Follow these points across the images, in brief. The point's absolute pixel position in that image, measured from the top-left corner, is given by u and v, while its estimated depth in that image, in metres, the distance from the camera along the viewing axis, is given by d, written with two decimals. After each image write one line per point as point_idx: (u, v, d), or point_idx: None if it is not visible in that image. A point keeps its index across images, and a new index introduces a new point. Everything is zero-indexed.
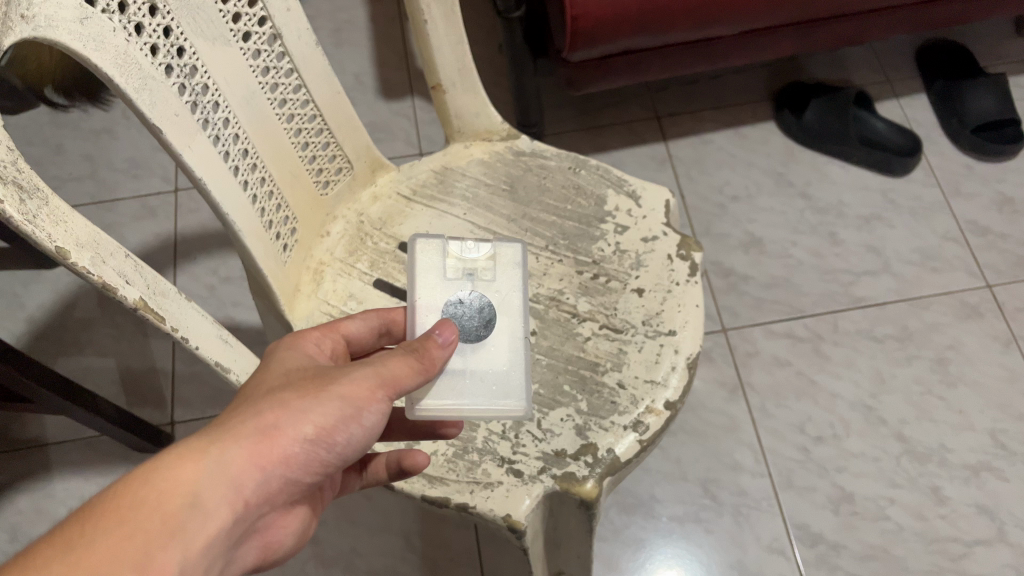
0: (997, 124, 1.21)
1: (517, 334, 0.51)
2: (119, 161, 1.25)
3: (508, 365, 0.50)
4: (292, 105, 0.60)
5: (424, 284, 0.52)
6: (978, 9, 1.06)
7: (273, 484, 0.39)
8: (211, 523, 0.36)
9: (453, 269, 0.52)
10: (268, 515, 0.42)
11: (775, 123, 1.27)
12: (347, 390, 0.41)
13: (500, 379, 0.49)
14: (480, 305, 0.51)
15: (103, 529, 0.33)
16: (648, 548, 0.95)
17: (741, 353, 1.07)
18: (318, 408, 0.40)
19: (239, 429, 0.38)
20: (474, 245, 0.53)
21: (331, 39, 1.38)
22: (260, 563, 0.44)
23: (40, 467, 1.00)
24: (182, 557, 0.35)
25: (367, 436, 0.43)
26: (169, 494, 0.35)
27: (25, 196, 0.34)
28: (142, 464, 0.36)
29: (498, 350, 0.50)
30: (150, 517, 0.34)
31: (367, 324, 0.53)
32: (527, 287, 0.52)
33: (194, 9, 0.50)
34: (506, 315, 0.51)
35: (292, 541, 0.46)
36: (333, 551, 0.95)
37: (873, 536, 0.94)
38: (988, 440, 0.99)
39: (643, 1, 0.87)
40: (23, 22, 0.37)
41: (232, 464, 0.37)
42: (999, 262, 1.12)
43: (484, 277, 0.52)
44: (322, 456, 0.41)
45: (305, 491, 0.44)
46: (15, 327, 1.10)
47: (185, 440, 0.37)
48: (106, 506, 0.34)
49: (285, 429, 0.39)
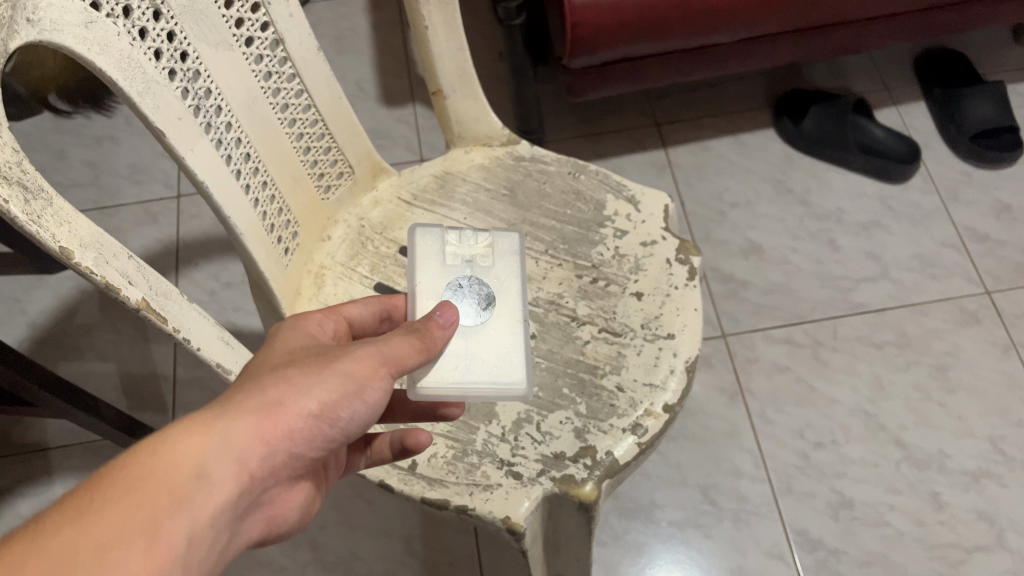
0: (995, 132, 1.22)
1: (516, 317, 0.51)
2: (122, 167, 1.26)
3: (509, 348, 0.50)
4: (294, 110, 0.61)
5: (424, 270, 0.52)
6: (975, 17, 1.07)
7: (278, 458, 0.40)
8: (217, 495, 0.37)
9: (452, 255, 0.53)
10: (274, 489, 0.42)
11: (774, 130, 1.27)
12: (350, 367, 0.41)
13: (501, 360, 0.49)
14: (479, 290, 0.51)
15: (110, 499, 0.33)
16: (648, 553, 0.95)
17: (740, 358, 1.07)
18: (321, 384, 0.40)
19: (243, 403, 0.39)
20: (472, 233, 0.53)
21: (333, 46, 1.39)
22: (267, 537, 0.45)
23: (40, 472, 1.00)
24: (189, 527, 0.35)
25: (371, 413, 0.43)
26: (174, 466, 0.36)
27: (29, 197, 0.35)
28: (150, 436, 0.37)
29: (498, 333, 0.50)
30: (156, 488, 0.35)
31: (369, 309, 0.53)
32: (525, 273, 0.53)
33: (198, 14, 0.51)
34: (505, 300, 0.52)
35: (298, 517, 0.47)
36: (333, 555, 0.95)
37: (872, 542, 0.94)
38: (987, 446, 0.99)
39: (643, 9, 0.88)
40: (29, 26, 0.38)
41: (237, 438, 0.38)
42: (998, 269, 1.12)
43: (483, 264, 0.53)
44: (326, 432, 0.41)
45: (310, 466, 0.44)
46: (17, 331, 1.11)
47: (191, 415, 0.38)
48: (113, 477, 0.34)
49: (289, 404, 0.39)
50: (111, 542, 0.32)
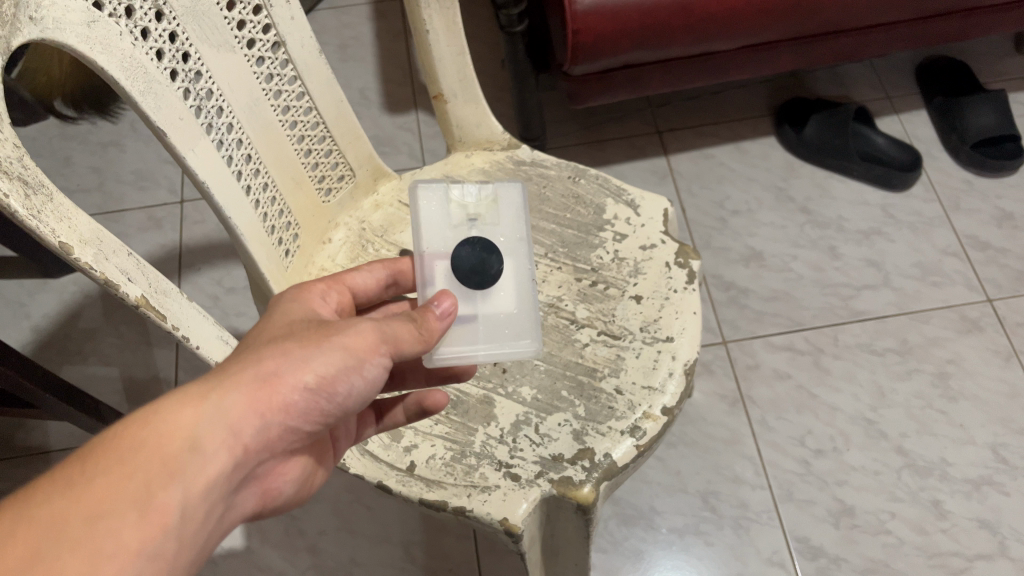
0: (996, 140, 1.22)
1: (524, 275, 0.52)
2: (126, 172, 1.26)
3: (519, 309, 0.51)
4: (295, 112, 0.61)
5: (431, 230, 0.52)
6: (976, 26, 1.07)
7: (273, 431, 0.40)
8: (211, 466, 0.37)
9: (457, 214, 0.53)
10: (268, 462, 0.43)
11: (775, 138, 1.28)
12: (349, 341, 0.42)
13: (513, 321, 0.51)
14: (487, 244, 0.51)
15: (103, 469, 0.34)
16: (648, 561, 0.94)
17: (741, 365, 1.07)
18: (318, 358, 0.40)
19: (239, 375, 0.39)
20: (476, 190, 0.53)
21: (337, 54, 1.40)
22: (261, 508, 0.45)
23: (40, 476, 1.00)
24: (182, 498, 0.35)
25: (368, 389, 0.43)
26: (168, 436, 0.36)
27: (30, 191, 0.35)
28: (144, 406, 0.37)
29: (508, 294, 0.52)
30: (149, 457, 0.35)
31: (374, 275, 0.54)
32: (529, 226, 0.54)
33: (201, 16, 0.52)
34: (513, 257, 0.53)
35: (292, 489, 0.47)
36: (332, 561, 0.95)
37: (874, 550, 0.94)
38: (988, 454, 0.99)
39: (643, 16, 0.88)
40: (31, 24, 0.38)
41: (231, 410, 0.38)
42: (1000, 277, 1.12)
43: (488, 221, 0.53)
44: (323, 406, 0.41)
45: (306, 441, 0.44)
46: (20, 335, 1.11)
47: (186, 386, 0.38)
48: (106, 446, 0.35)
49: (284, 377, 0.40)
50: (103, 511, 0.33)
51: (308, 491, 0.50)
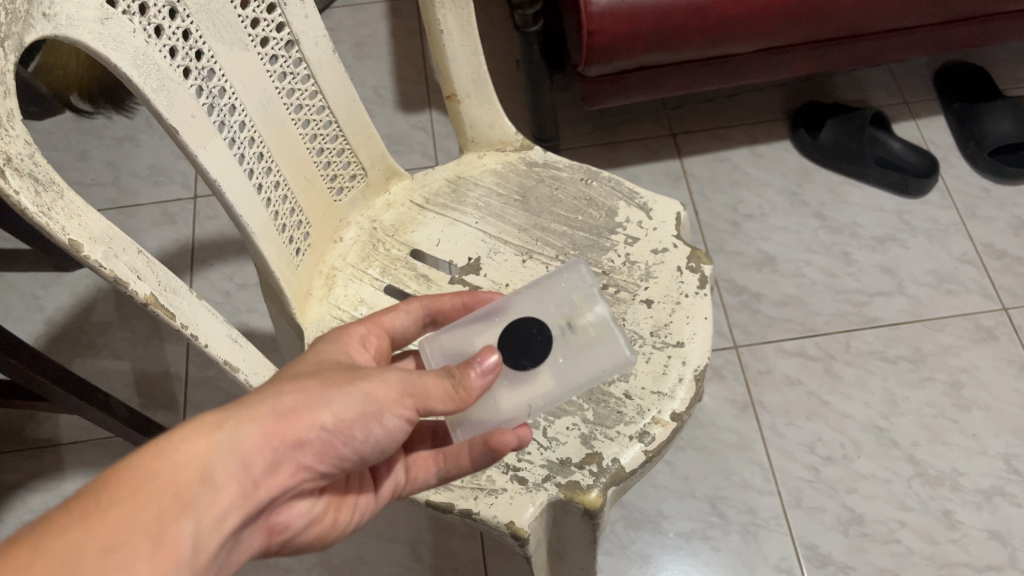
0: (1014, 147, 1.21)
1: (537, 398, 0.49)
2: (141, 168, 1.28)
3: (499, 409, 0.49)
4: (308, 111, 0.61)
5: (540, 293, 0.51)
6: (997, 31, 1.06)
7: (285, 467, 0.40)
8: (223, 499, 0.37)
9: (567, 308, 0.50)
10: (279, 499, 0.43)
11: (791, 141, 1.27)
12: (372, 389, 0.42)
13: (486, 415, 0.49)
14: (544, 348, 0.49)
15: (118, 499, 0.34)
16: (654, 564, 0.94)
17: (752, 370, 1.06)
18: (337, 400, 0.41)
19: (257, 407, 0.39)
20: (600, 315, 0.49)
21: (352, 52, 1.40)
22: (268, 544, 0.46)
23: (50, 467, 1.01)
24: (194, 531, 0.36)
25: (387, 438, 0.43)
26: (182, 467, 0.36)
27: (41, 188, 0.35)
28: (160, 434, 0.37)
29: (509, 394, 0.49)
30: (163, 489, 0.35)
31: (411, 316, 0.54)
32: (591, 382, 0.48)
33: (214, 14, 0.52)
34: (547, 382, 0.49)
35: (302, 529, 0.47)
36: (339, 559, 0.95)
37: (882, 559, 0.92)
38: (1000, 464, 0.97)
39: (659, 18, 0.88)
40: (44, 20, 0.39)
41: (246, 443, 0.38)
42: (1016, 286, 1.10)
43: (576, 337, 0.49)
44: (338, 448, 0.42)
45: (319, 482, 0.44)
46: (33, 327, 1.12)
47: (202, 415, 0.38)
48: (121, 473, 0.35)
49: (302, 415, 0.40)
50: (117, 544, 0.33)
51: (328, 537, 0.49)
